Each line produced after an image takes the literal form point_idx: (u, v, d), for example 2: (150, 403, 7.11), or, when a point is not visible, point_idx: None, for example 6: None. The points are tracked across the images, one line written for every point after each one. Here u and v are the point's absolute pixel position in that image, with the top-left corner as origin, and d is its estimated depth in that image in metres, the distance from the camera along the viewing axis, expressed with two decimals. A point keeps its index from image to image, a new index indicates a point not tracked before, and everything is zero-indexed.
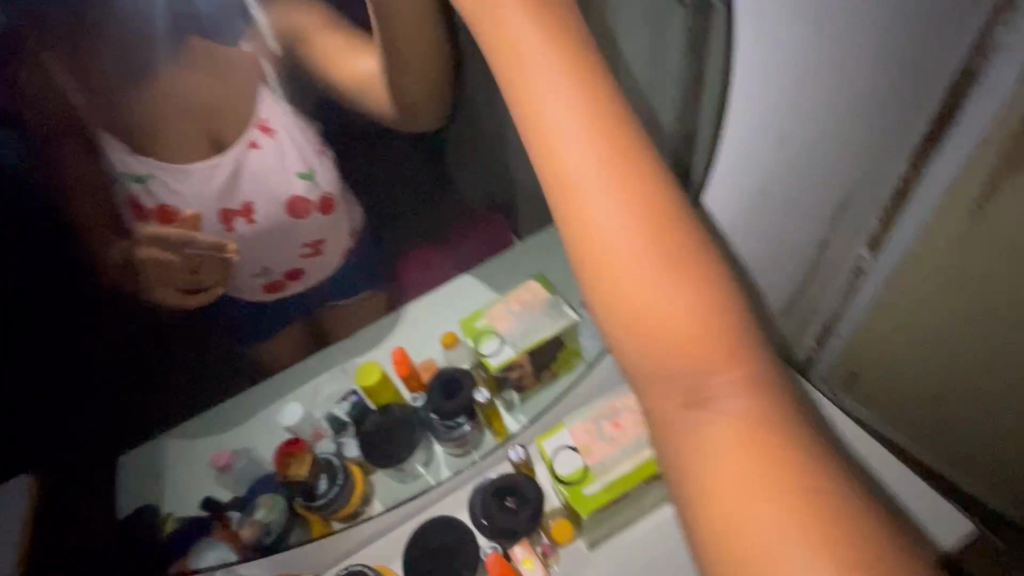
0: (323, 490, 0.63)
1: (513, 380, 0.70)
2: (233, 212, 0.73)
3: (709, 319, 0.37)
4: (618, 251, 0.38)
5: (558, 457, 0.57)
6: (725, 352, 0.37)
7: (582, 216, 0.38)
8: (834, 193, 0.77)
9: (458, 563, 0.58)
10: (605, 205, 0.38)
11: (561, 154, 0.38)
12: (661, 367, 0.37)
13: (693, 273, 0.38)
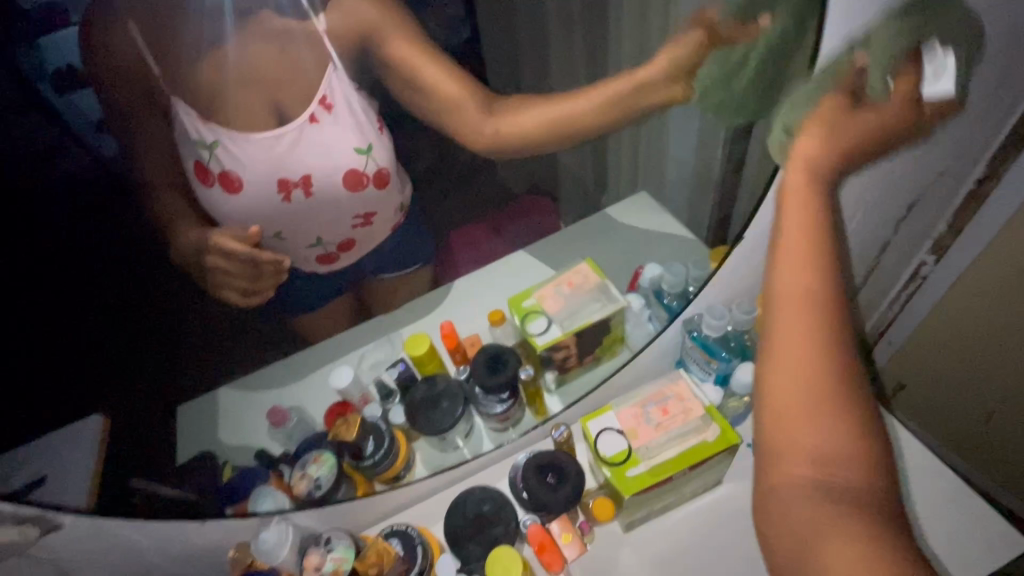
0: (369, 452, 0.66)
1: (557, 361, 0.70)
2: (291, 182, 0.48)
3: (844, 459, 0.46)
4: (795, 400, 0.48)
5: (602, 438, 0.57)
6: (853, 461, 0.46)
7: (771, 414, 0.49)
8: (871, 221, 0.76)
9: (497, 532, 0.60)
10: (809, 347, 0.49)
11: (780, 332, 0.51)
12: (815, 475, 0.46)
13: (808, 396, 0.48)
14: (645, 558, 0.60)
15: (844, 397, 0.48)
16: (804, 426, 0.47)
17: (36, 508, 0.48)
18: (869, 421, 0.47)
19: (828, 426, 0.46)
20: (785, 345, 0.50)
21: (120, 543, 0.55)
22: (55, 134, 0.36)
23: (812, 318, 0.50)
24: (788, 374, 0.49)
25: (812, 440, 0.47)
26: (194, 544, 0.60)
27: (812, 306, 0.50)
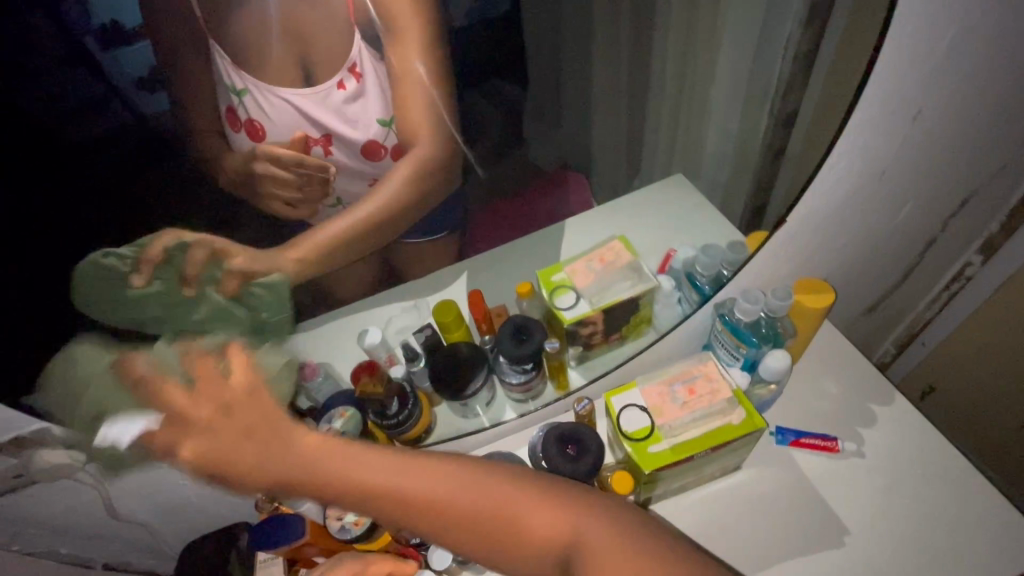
0: (394, 411, 0.68)
1: (583, 336, 0.70)
2: (311, 138, 0.41)
3: (507, 504, 0.52)
4: (433, 486, 0.53)
5: (626, 414, 0.57)
6: (574, 519, 0.52)
7: (419, 513, 0.52)
8: (917, 214, 0.72)
9: None
10: (392, 468, 0.54)
11: (359, 460, 0.54)
12: (544, 558, 0.51)
13: (463, 474, 0.54)
14: None
15: (527, 489, 0.53)
16: (535, 538, 0.51)
17: (84, 436, 0.48)
18: (548, 484, 0.54)
19: (547, 518, 0.52)
20: (353, 478, 0.54)
21: (161, 479, 0.55)
22: (99, 94, 0.32)
23: (415, 458, 0.54)
24: (496, 494, 0.53)
25: (557, 531, 0.51)
26: (227, 485, 0.60)
27: (439, 469, 0.54)
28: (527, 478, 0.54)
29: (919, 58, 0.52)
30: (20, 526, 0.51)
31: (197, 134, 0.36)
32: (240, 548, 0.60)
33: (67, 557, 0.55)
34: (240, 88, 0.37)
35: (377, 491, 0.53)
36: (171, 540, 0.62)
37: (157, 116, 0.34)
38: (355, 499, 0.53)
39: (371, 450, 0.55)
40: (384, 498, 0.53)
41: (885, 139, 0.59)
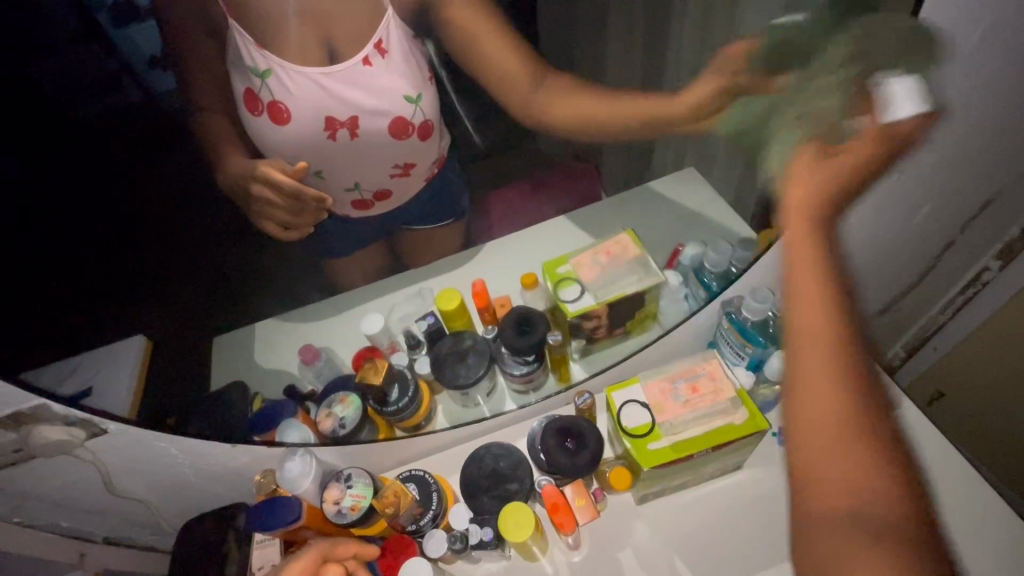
0: (393, 398, 0.67)
1: (587, 329, 0.68)
2: (339, 121, 0.52)
3: (875, 482, 0.37)
4: (829, 470, 0.38)
5: (626, 409, 0.57)
6: (903, 555, 0.35)
7: (882, 480, 0.38)
8: (934, 215, 0.70)
9: (512, 488, 0.60)
10: (839, 406, 0.39)
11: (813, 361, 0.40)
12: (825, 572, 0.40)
13: (847, 419, 0.38)
14: (658, 531, 0.60)
15: (880, 442, 0.38)
16: (832, 462, 0.38)
17: (85, 413, 0.48)
18: (881, 449, 0.38)
19: (856, 456, 0.37)
20: (811, 373, 0.40)
21: (162, 456, 0.56)
22: (111, 69, 0.35)
23: (835, 365, 0.40)
24: (814, 401, 0.40)
25: (831, 470, 0.38)
26: (227, 466, 0.61)
27: (868, 433, 0.38)
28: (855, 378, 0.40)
29: (947, 51, 0.50)
30: (22, 499, 0.51)
31: (203, 110, 0.41)
32: (238, 529, 0.60)
33: (68, 531, 0.55)
34: (263, 73, 0.46)
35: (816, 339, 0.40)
36: (171, 517, 0.62)
37: (164, 92, 0.39)
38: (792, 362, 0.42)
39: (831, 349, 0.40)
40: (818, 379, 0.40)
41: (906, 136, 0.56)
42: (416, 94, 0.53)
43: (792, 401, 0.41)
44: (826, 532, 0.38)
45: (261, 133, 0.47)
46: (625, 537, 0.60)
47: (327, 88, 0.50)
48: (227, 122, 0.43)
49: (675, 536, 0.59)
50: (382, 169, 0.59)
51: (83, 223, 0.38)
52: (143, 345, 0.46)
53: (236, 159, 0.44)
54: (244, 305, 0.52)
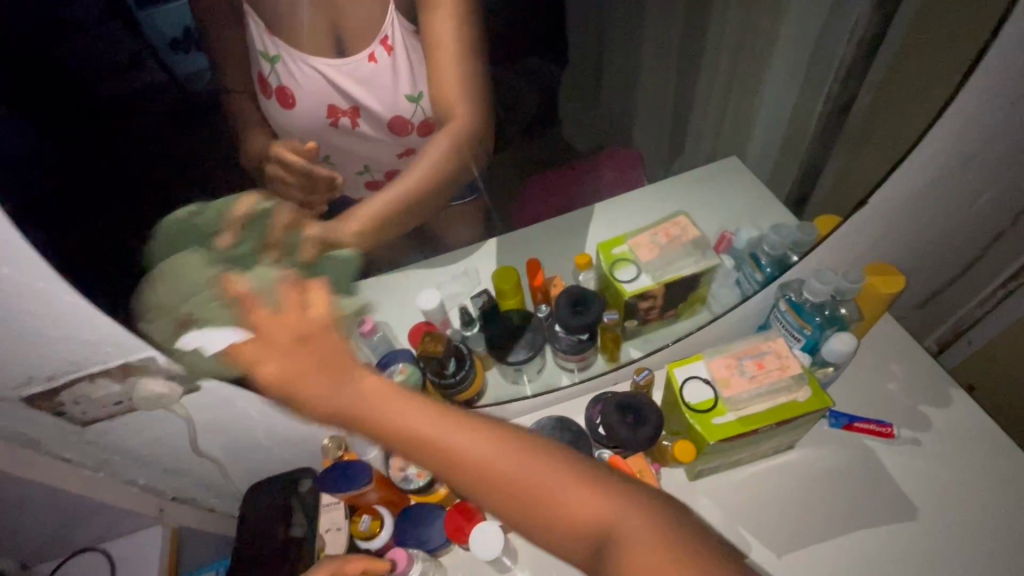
0: (452, 370, 0.68)
1: (642, 311, 0.70)
2: (341, 109, 0.44)
3: (578, 479, 0.45)
4: (567, 502, 0.45)
5: (687, 386, 0.58)
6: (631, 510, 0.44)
7: (490, 483, 0.46)
8: (988, 205, 0.71)
9: (574, 460, 0.62)
10: (491, 452, 0.46)
11: (462, 447, 0.46)
12: (577, 543, 0.45)
13: (513, 447, 0.47)
14: (717, 503, 0.61)
15: (541, 445, 0.47)
16: (541, 507, 0.45)
17: (181, 368, 0.49)
18: (625, 492, 0.45)
19: (557, 487, 0.45)
20: (466, 461, 0.46)
21: (241, 418, 0.57)
22: (135, 52, 0.32)
23: (512, 451, 0.46)
24: (473, 445, 0.46)
25: (578, 501, 0.45)
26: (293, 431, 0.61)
27: (533, 443, 0.47)
28: (564, 453, 0.47)
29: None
30: (111, 454, 0.53)
31: (231, 93, 0.37)
32: (303, 492, 0.63)
33: (146, 487, 0.57)
34: (272, 57, 0.40)
35: (536, 451, 0.46)
36: (239, 479, 0.64)
37: (192, 74, 0.35)
38: (466, 487, 0.47)
39: (508, 441, 0.47)
40: (453, 459, 0.46)
41: (973, 124, 0.57)
42: (418, 93, 0.45)
43: (510, 488, 0.45)
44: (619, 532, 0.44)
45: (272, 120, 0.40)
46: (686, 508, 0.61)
47: (332, 80, 0.43)
48: (250, 105, 0.39)
49: (735, 509, 0.61)
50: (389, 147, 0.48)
51: (104, 213, 0.36)
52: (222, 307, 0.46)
53: (260, 140, 0.40)
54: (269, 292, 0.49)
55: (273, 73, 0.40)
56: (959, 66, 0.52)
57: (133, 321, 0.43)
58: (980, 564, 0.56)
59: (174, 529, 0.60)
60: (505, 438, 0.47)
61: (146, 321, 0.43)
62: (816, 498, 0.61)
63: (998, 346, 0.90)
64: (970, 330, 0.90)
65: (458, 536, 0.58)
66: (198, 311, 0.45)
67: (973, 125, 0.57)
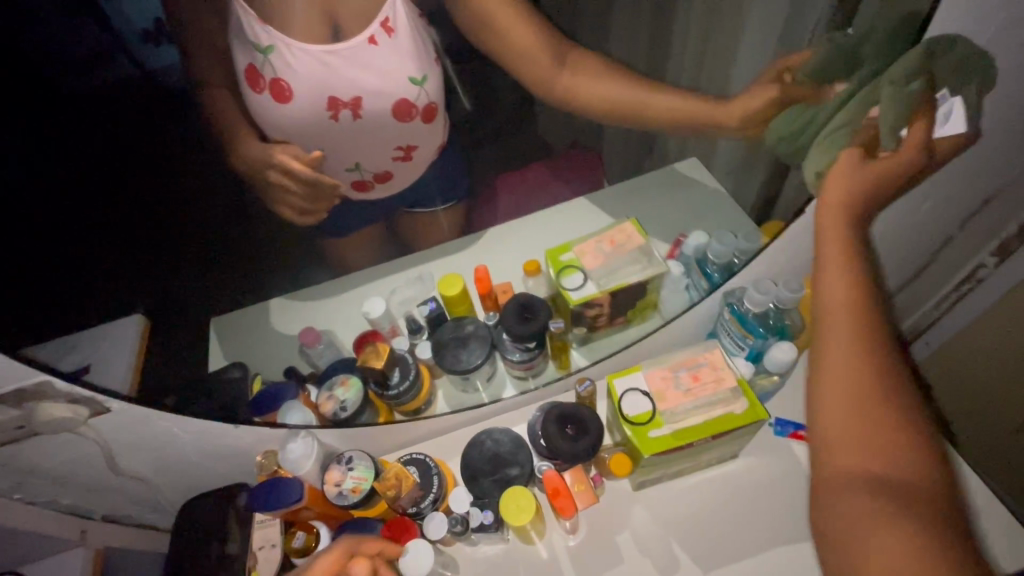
0: (396, 381, 0.66)
1: (588, 318, 0.68)
2: (341, 102, 0.49)
3: (896, 444, 0.48)
4: (860, 454, 0.48)
5: (627, 397, 0.57)
6: (934, 488, 0.46)
7: (829, 445, 0.50)
8: (933, 213, 0.71)
9: (513, 473, 0.61)
10: (850, 412, 0.49)
11: (823, 399, 0.51)
12: (856, 520, 0.45)
13: (878, 410, 0.49)
14: (655, 516, 0.61)
15: (889, 414, 0.49)
16: (887, 452, 0.47)
17: (86, 390, 0.48)
18: (909, 439, 0.48)
19: (887, 435, 0.48)
20: (852, 379, 0.51)
21: (162, 434, 0.55)
22: (107, 43, 0.35)
23: (867, 398, 0.49)
24: (842, 343, 0.53)
25: (886, 461, 0.47)
26: (226, 445, 0.60)
27: (893, 398, 0.49)
28: (902, 391, 0.50)
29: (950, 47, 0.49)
30: (23, 476, 0.51)
31: (202, 84, 0.41)
32: (239, 507, 0.61)
33: (69, 508, 0.56)
34: (266, 49, 0.44)
35: (845, 382, 0.51)
36: (170, 496, 0.62)
37: (158, 66, 0.38)
38: (817, 434, 0.50)
39: (885, 409, 0.49)
40: (834, 415, 0.50)
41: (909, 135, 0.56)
42: (422, 77, 0.50)
43: (824, 333, 0.54)
44: (849, 493, 0.47)
45: (263, 111, 0.46)
46: (622, 520, 0.61)
47: (330, 65, 0.47)
48: (231, 102, 0.43)
49: (671, 521, 0.60)
50: (385, 150, 0.57)
51: (95, 202, 0.40)
52: (140, 323, 0.47)
53: (249, 147, 0.45)
54: (252, 267, 0.52)
55: (265, 69, 0.44)
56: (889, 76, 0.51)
57: (27, 343, 0.42)
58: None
59: (99, 550, 0.58)
60: (884, 411, 0.49)
61: (45, 340, 0.43)
62: (755, 509, 0.60)
63: (949, 351, 0.90)
64: (928, 331, 0.91)
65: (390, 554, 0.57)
66: (131, 317, 0.46)
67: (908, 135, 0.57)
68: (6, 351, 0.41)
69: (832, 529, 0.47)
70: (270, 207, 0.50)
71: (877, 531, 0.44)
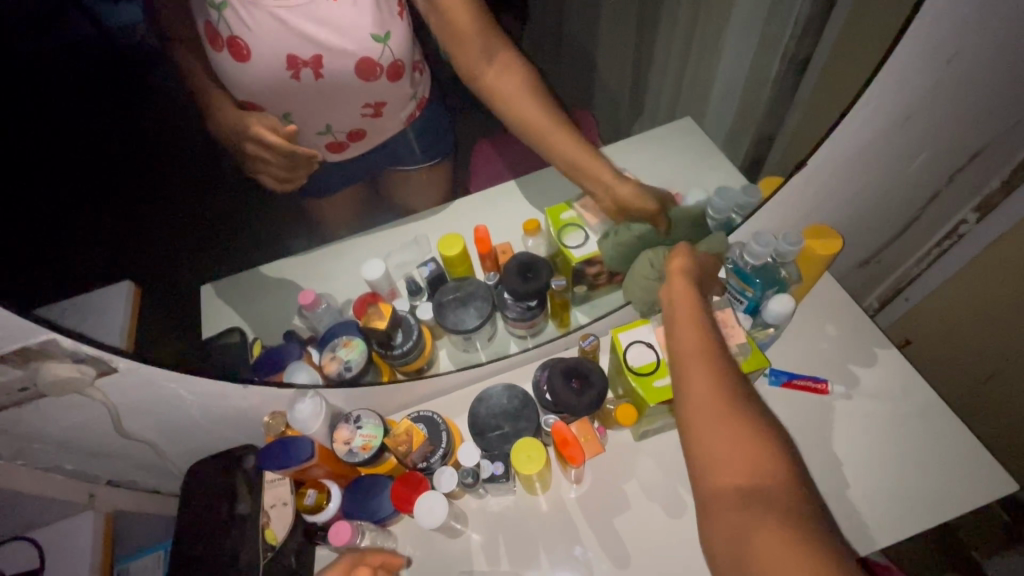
0: (399, 342, 0.65)
1: (590, 276, 0.68)
2: (302, 60, 0.55)
3: (737, 413, 0.46)
4: (736, 450, 0.44)
5: (632, 349, 0.60)
6: (777, 474, 0.43)
7: (696, 427, 0.46)
8: (920, 170, 0.72)
9: (520, 427, 0.63)
10: (709, 383, 0.48)
11: (704, 389, 0.48)
12: (734, 456, 0.44)
13: (735, 392, 0.47)
14: (659, 463, 0.63)
15: (752, 426, 0.45)
16: (728, 447, 0.44)
17: (92, 348, 0.46)
18: (755, 431, 0.45)
19: (724, 436, 0.45)
20: (709, 368, 0.49)
21: (169, 398, 0.54)
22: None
23: (729, 401, 0.47)
24: (689, 326, 0.52)
25: (720, 413, 0.46)
26: (233, 407, 0.59)
27: (733, 397, 0.47)
28: (743, 391, 0.47)
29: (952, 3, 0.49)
30: (28, 441, 0.50)
31: (175, 42, 0.42)
32: (247, 470, 0.61)
33: (76, 471, 0.55)
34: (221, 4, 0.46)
35: (711, 380, 0.48)
36: (178, 460, 0.62)
37: (121, 25, 0.37)
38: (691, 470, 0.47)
39: (722, 409, 0.46)
40: (705, 403, 0.47)
41: (905, 90, 0.56)
42: (383, 34, 0.60)
43: (682, 370, 0.50)
44: (724, 516, 0.42)
45: (225, 70, 0.47)
46: (629, 469, 0.63)
47: (290, 24, 0.53)
48: (195, 64, 0.44)
49: (673, 467, 0.63)
50: (356, 107, 0.64)
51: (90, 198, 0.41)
52: (130, 291, 0.45)
53: (231, 111, 0.48)
54: (242, 238, 0.55)
55: (237, 31, 0.48)
56: (890, 34, 0.51)
57: (36, 303, 0.41)
58: (881, 518, 0.61)
59: (106, 513, 0.58)
60: (719, 362, 0.49)
61: (48, 300, 0.41)
62: None
63: (930, 304, 0.93)
64: (910, 287, 0.94)
65: (405, 505, 0.58)
66: (119, 284, 0.44)
67: (905, 91, 0.57)
68: (20, 311, 0.40)
69: (724, 547, 0.41)
70: (249, 174, 0.51)
71: (750, 530, 0.40)
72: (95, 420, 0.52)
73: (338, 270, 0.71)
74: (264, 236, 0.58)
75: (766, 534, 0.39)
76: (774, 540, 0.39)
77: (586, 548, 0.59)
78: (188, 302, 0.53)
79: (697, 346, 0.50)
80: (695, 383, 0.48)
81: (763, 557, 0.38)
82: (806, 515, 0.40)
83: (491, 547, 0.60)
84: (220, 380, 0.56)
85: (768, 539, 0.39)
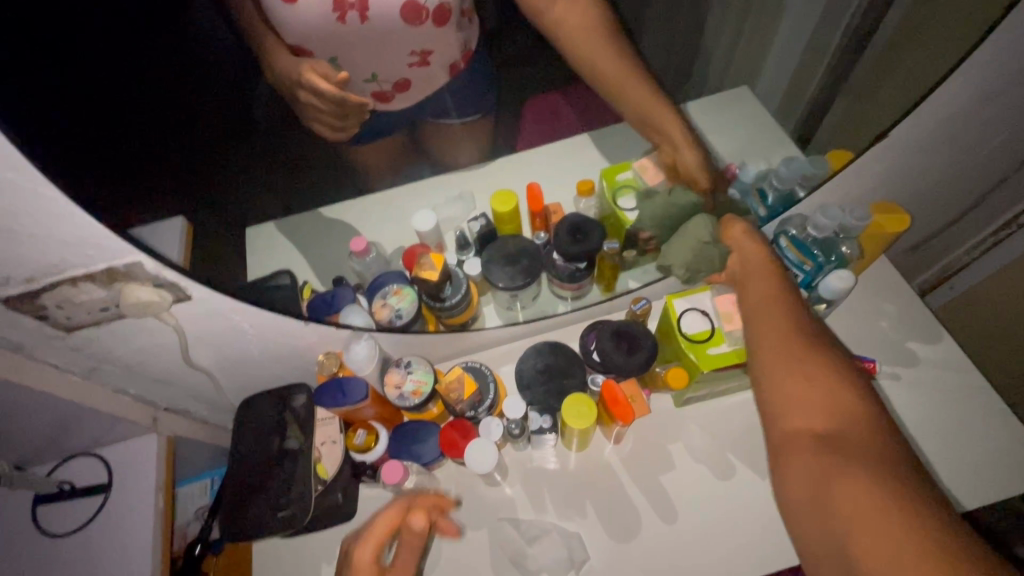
0: (448, 295, 0.65)
1: (643, 242, 0.67)
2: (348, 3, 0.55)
3: (815, 354, 0.47)
4: (815, 388, 0.44)
5: (685, 317, 0.60)
6: (860, 412, 0.42)
7: (771, 367, 0.48)
8: (993, 153, 0.69)
9: (565, 384, 0.64)
10: (785, 329, 0.49)
11: (780, 334, 0.49)
12: (812, 394, 0.44)
13: (815, 339, 0.48)
14: (701, 428, 0.64)
15: (834, 368, 0.46)
16: (806, 385, 0.45)
17: (173, 274, 0.46)
18: (836, 372, 0.45)
19: (802, 375, 0.46)
20: (785, 317, 0.50)
21: (231, 330, 0.55)
22: None
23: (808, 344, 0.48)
24: (761, 284, 0.54)
25: (797, 354, 0.47)
26: (291, 345, 0.61)
27: (812, 341, 0.48)
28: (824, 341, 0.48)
29: None
30: (99, 361, 0.51)
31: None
32: (298, 408, 0.62)
33: (140, 395, 0.57)
34: None
35: (788, 327, 0.49)
36: (232, 393, 0.64)
37: None
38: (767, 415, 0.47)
39: (800, 351, 0.47)
40: (780, 346, 0.48)
41: (1000, 64, 0.54)
42: None
43: (755, 321, 0.52)
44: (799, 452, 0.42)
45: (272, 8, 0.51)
46: (671, 432, 0.64)
47: None
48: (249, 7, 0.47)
49: (716, 434, 0.64)
50: (403, 56, 0.62)
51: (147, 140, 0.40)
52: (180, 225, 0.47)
53: (285, 57, 0.49)
54: (278, 176, 0.55)
55: None
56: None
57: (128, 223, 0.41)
58: None
59: (168, 437, 0.61)
60: (796, 314, 0.51)
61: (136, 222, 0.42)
62: None
63: (979, 294, 0.91)
64: (955, 276, 0.92)
65: (453, 451, 0.60)
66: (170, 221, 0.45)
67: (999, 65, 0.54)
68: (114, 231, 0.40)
69: (799, 481, 0.41)
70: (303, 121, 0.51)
71: (826, 461, 0.40)
72: (159, 348, 0.53)
73: (387, 220, 0.72)
74: (297, 176, 0.59)
75: (843, 461, 0.39)
76: (853, 468, 0.38)
77: (625, 504, 0.61)
78: (213, 233, 0.54)
79: (768, 298, 0.53)
80: (770, 331, 0.50)
81: (837, 484, 0.38)
82: (896, 450, 0.39)
83: (532, 496, 0.62)
84: (276, 320, 0.57)
85: (845, 469, 0.38)
